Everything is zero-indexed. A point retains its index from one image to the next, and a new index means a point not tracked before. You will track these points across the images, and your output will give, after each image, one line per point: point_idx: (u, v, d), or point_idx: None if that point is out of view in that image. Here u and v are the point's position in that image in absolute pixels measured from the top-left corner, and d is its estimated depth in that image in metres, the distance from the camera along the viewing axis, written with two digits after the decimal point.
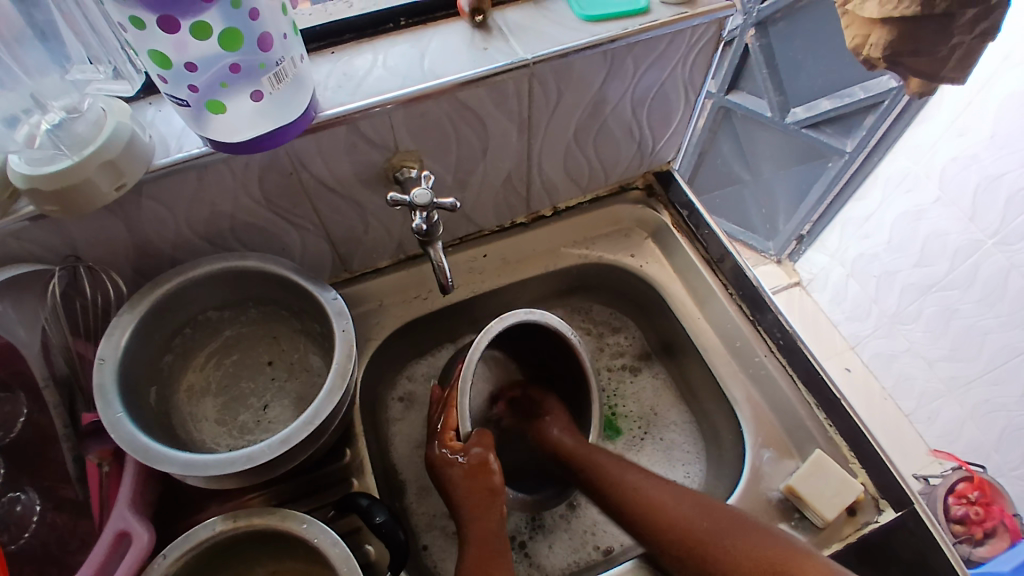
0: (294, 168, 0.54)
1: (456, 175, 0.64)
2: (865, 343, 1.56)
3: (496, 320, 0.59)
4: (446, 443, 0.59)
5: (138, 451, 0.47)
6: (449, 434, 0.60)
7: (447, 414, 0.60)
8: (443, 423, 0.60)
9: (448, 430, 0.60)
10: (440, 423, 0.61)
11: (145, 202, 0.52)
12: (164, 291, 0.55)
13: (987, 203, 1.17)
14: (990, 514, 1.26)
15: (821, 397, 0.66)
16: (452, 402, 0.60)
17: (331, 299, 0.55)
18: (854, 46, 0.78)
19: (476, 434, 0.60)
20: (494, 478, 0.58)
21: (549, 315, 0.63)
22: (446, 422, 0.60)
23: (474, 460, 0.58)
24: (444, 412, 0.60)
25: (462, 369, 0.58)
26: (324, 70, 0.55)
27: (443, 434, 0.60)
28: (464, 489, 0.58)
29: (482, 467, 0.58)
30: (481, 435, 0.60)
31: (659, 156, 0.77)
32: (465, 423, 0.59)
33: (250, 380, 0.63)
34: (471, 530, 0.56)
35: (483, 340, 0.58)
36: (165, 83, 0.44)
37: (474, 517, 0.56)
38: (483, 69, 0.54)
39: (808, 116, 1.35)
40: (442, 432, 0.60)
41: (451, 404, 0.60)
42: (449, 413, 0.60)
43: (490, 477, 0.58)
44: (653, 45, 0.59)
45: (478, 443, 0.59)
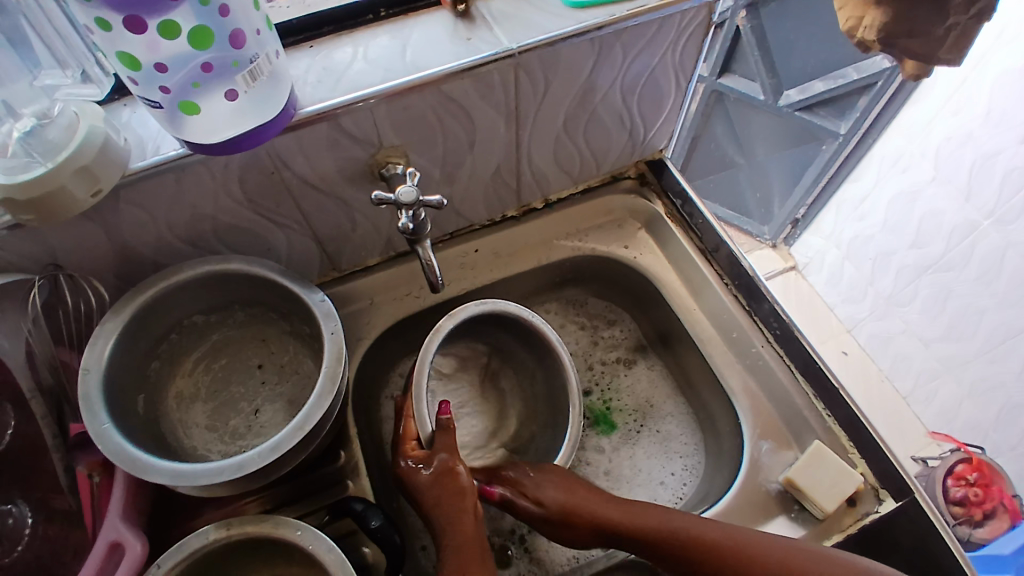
0: (275, 167, 0.53)
1: (443, 170, 0.63)
2: (861, 326, 1.56)
3: (447, 318, 0.59)
4: (409, 452, 0.58)
5: (125, 463, 0.46)
6: (409, 443, 0.59)
7: (405, 424, 0.59)
8: (403, 433, 0.59)
9: (408, 439, 0.59)
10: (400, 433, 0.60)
11: (123, 207, 0.51)
12: (147, 298, 0.53)
13: (983, 181, 1.16)
14: (990, 495, 1.26)
15: (818, 386, 0.65)
16: (410, 410, 0.59)
17: (318, 300, 0.54)
18: (847, 29, 0.75)
19: (437, 437, 0.58)
20: (464, 480, 0.56)
21: (501, 303, 0.61)
22: (406, 432, 0.59)
23: (438, 466, 0.56)
24: (403, 423, 0.59)
25: (416, 373, 0.57)
26: (303, 65, 0.54)
27: (404, 445, 0.59)
28: (433, 497, 0.56)
29: (449, 472, 0.56)
30: (444, 437, 0.58)
31: (651, 144, 0.75)
32: (423, 429, 0.57)
33: (239, 384, 0.62)
34: (450, 535, 0.54)
35: (433, 339, 0.58)
36: (137, 85, 0.42)
37: (450, 522, 0.55)
38: (467, 61, 0.52)
39: (801, 98, 1.33)
40: (404, 441, 0.59)
41: (410, 413, 0.59)
42: (408, 422, 0.59)
43: (458, 479, 0.56)
44: (642, 31, 0.57)
45: (443, 447, 0.57)
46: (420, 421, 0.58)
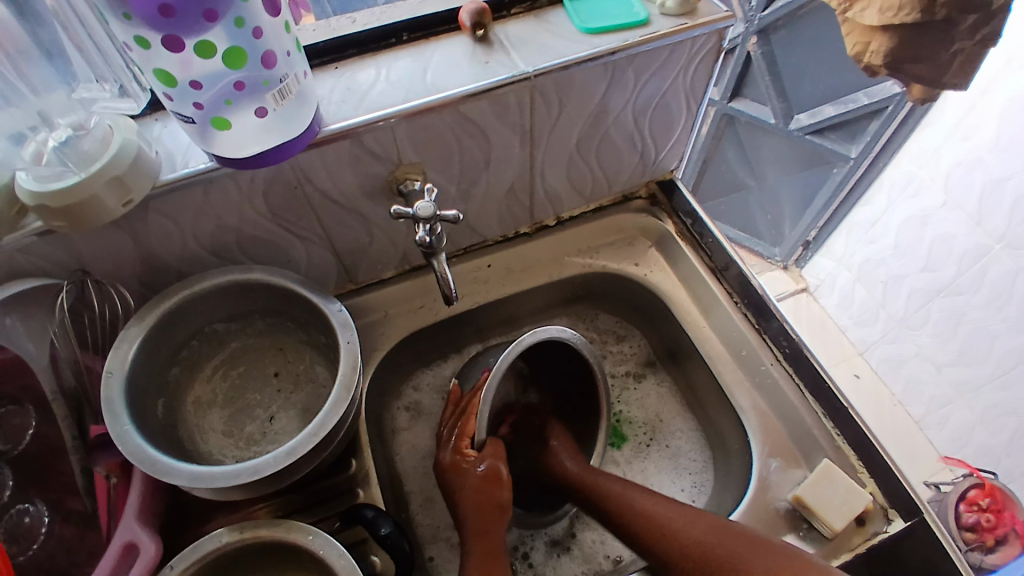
0: (299, 181, 0.55)
1: (459, 187, 0.65)
2: (873, 349, 1.56)
3: (529, 334, 0.59)
4: (461, 450, 0.60)
5: (145, 463, 0.48)
6: (464, 442, 0.60)
7: (465, 423, 0.60)
8: (460, 430, 0.60)
9: (464, 437, 0.60)
10: (455, 431, 0.61)
11: (152, 217, 0.53)
12: (170, 305, 0.55)
13: (994, 206, 1.16)
14: (1002, 521, 1.23)
15: (828, 406, 0.65)
16: (473, 410, 0.60)
17: (336, 310, 0.56)
18: (855, 54, 0.78)
19: (490, 446, 0.60)
20: (504, 492, 0.58)
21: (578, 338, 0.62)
22: (463, 429, 0.60)
23: (487, 471, 0.59)
24: (462, 421, 0.61)
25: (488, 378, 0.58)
26: (328, 84, 0.56)
27: (459, 440, 0.60)
28: (474, 500, 0.58)
29: (494, 480, 0.58)
30: (495, 447, 0.61)
31: (662, 165, 0.77)
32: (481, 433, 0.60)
33: (256, 392, 0.64)
34: (476, 544, 0.56)
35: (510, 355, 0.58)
36: (171, 101, 0.44)
37: (479, 530, 0.56)
38: (486, 83, 0.55)
39: (812, 122, 1.35)
40: (458, 439, 0.60)
41: (471, 413, 0.61)
42: (466, 420, 0.61)
43: (500, 491, 0.58)
44: (654, 56, 0.59)
45: (491, 454, 0.60)
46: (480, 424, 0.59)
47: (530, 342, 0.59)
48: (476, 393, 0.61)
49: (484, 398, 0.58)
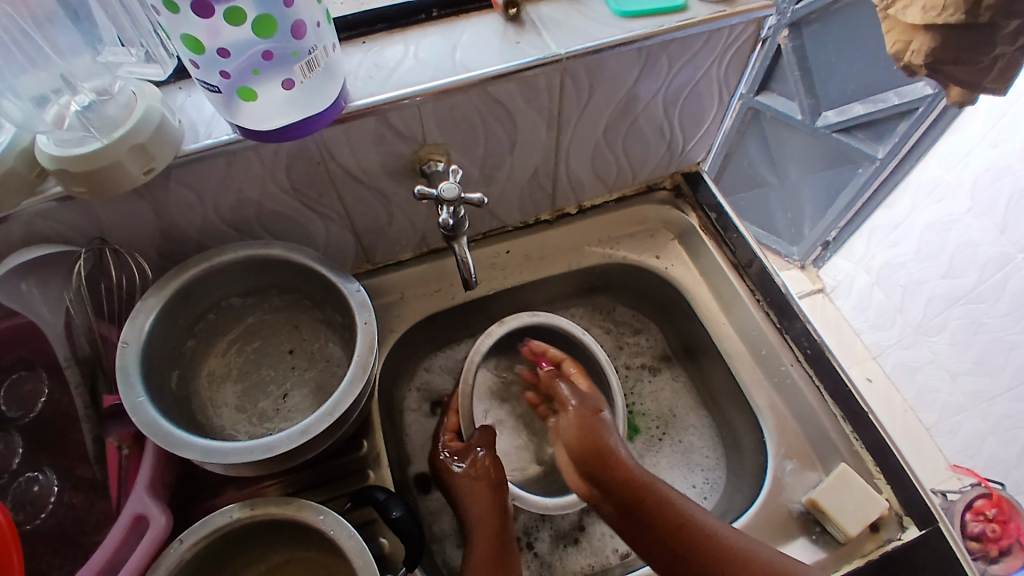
0: (322, 157, 0.54)
1: (482, 170, 0.64)
2: (887, 354, 1.54)
3: (499, 324, 0.65)
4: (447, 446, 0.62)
5: (159, 436, 0.47)
6: (449, 435, 0.63)
7: (449, 419, 0.64)
8: (446, 426, 0.64)
9: (449, 432, 0.63)
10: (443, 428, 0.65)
11: (173, 187, 0.52)
12: (189, 277, 0.55)
13: (1020, 214, 1.14)
14: (1007, 532, 1.23)
15: (848, 411, 0.64)
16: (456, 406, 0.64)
17: (354, 290, 0.55)
18: (894, 53, 0.75)
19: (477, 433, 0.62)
20: (496, 476, 0.59)
21: (554, 316, 0.67)
22: (448, 425, 0.64)
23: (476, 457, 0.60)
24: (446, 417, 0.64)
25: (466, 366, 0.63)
26: (355, 59, 0.55)
27: (444, 437, 0.63)
28: (467, 486, 0.59)
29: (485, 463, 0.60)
30: (483, 433, 0.62)
31: (689, 156, 0.75)
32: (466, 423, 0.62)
33: (271, 368, 0.63)
34: (477, 527, 0.55)
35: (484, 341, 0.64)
36: (197, 69, 0.43)
37: (481, 515, 0.56)
38: (515, 64, 0.53)
39: (839, 120, 1.32)
40: (445, 435, 0.64)
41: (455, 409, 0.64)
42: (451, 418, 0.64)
43: (493, 471, 0.59)
44: (689, 43, 0.57)
45: (480, 440, 0.61)
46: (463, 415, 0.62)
47: (517, 326, 0.66)
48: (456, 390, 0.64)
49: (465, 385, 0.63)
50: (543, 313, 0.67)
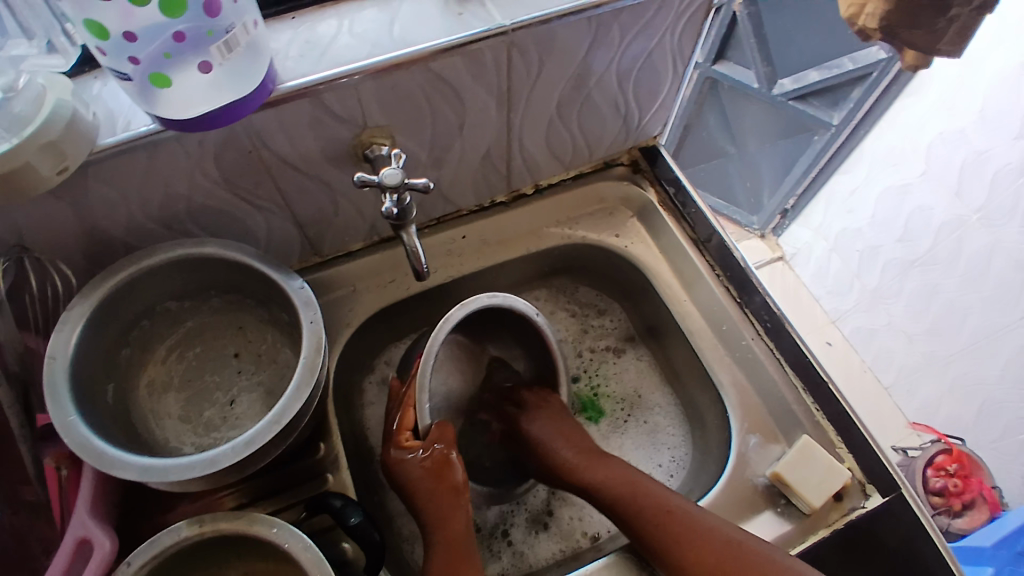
0: (253, 145, 0.50)
1: (431, 152, 0.61)
2: (846, 318, 1.56)
3: (459, 307, 0.56)
4: (402, 445, 0.55)
5: (92, 457, 0.44)
6: (405, 435, 0.56)
7: (403, 415, 0.55)
8: (398, 424, 0.56)
9: (404, 430, 0.55)
10: (395, 423, 0.56)
11: (91, 186, 0.48)
12: (117, 283, 0.50)
13: (974, 178, 1.15)
14: (970, 487, 1.27)
15: (809, 383, 0.64)
16: (412, 401, 0.55)
17: (297, 287, 0.52)
18: (849, 16, 0.73)
19: (435, 429, 0.56)
20: (455, 477, 0.55)
21: (513, 297, 0.59)
22: (402, 423, 0.56)
23: (435, 458, 0.55)
24: (401, 411, 0.56)
25: (422, 362, 0.53)
26: (284, 37, 0.51)
27: (398, 436, 0.56)
28: (426, 489, 0.54)
29: (445, 464, 0.55)
30: (441, 429, 0.56)
31: (646, 130, 0.73)
32: (422, 419, 0.54)
33: (215, 373, 0.60)
34: (438, 533, 0.53)
35: (442, 329, 0.54)
36: (105, 56, 0.39)
37: (439, 519, 0.53)
38: (458, 37, 0.50)
39: (795, 87, 1.32)
40: (398, 433, 0.56)
41: (410, 403, 0.56)
42: (405, 412, 0.56)
43: (454, 473, 0.55)
44: (640, 11, 0.55)
45: (439, 438, 0.55)
46: (419, 413, 0.54)
47: (472, 309, 0.57)
48: (412, 379, 0.55)
49: (421, 383, 0.54)
50: (502, 294, 0.59)
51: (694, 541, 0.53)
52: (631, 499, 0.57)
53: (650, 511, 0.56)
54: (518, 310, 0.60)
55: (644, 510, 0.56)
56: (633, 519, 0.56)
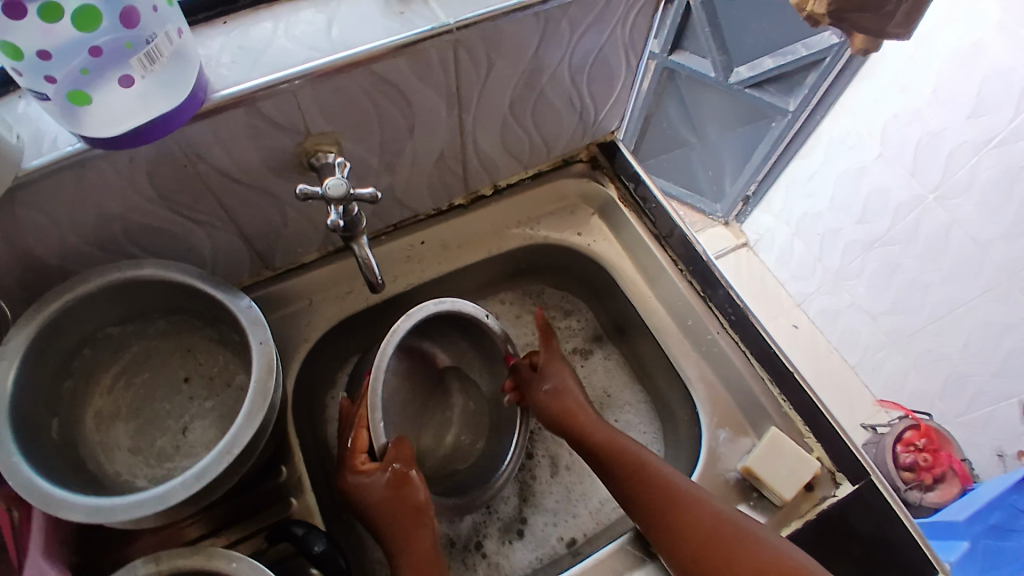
0: (188, 159, 0.47)
1: (382, 157, 0.59)
2: (810, 300, 1.58)
3: (404, 319, 0.56)
4: (358, 468, 0.54)
5: (36, 500, 0.41)
6: (359, 458, 0.54)
7: (356, 437, 0.54)
8: (352, 446, 0.54)
9: (358, 453, 0.54)
10: (349, 446, 0.55)
11: (18, 212, 0.44)
12: (54, 311, 0.47)
13: (929, 159, 1.17)
14: (940, 461, 1.29)
15: (775, 373, 0.64)
16: (364, 421, 0.55)
17: (245, 306, 0.50)
18: (797, 4, 0.71)
19: (391, 447, 0.54)
20: (417, 495, 0.53)
21: (460, 302, 0.59)
22: (356, 444, 0.54)
23: (393, 478, 0.53)
24: (352, 434, 0.55)
25: (371, 379, 0.53)
26: (216, 43, 0.48)
27: (353, 459, 0.54)
28: (387, 513, 0.53)
29: (404, 483, 0.53)
30: (399, 446, 0.54)
31: (604, 125, 0.72)
32: (377, 438, 0.53)
33: (165, 400, 0.57)
34: (403, 556, 0.52)
35: (390, 341, 0.54)
36: (20, 76, 0.36)
37: (403, 541, 0.52)
38: (401, 37, 0.48)
39: (751, 75, 1.33)
40: (353, 456, 0.54)
41: (362, 423, 0.55)
42: (357, 434, 0.55)
43: (415, 493, 0.53)
44: (591, 4, 0.54)
45: (397, 457, 0.53)
46: (373, 433, 0.53)
47: (421, 318, 0.57)
48: (363, 398, 0.55)
49: (373, 399, 0.53)
50: (449, 301, 0.59)
51: (686, 514, 0.53)
52: (638, 482, 0.56)
53: (656, 496, 0.55)
54: (467, 314, 0.61)
55: (650, 495, 0.55)
56: (641, 505, 0.55)
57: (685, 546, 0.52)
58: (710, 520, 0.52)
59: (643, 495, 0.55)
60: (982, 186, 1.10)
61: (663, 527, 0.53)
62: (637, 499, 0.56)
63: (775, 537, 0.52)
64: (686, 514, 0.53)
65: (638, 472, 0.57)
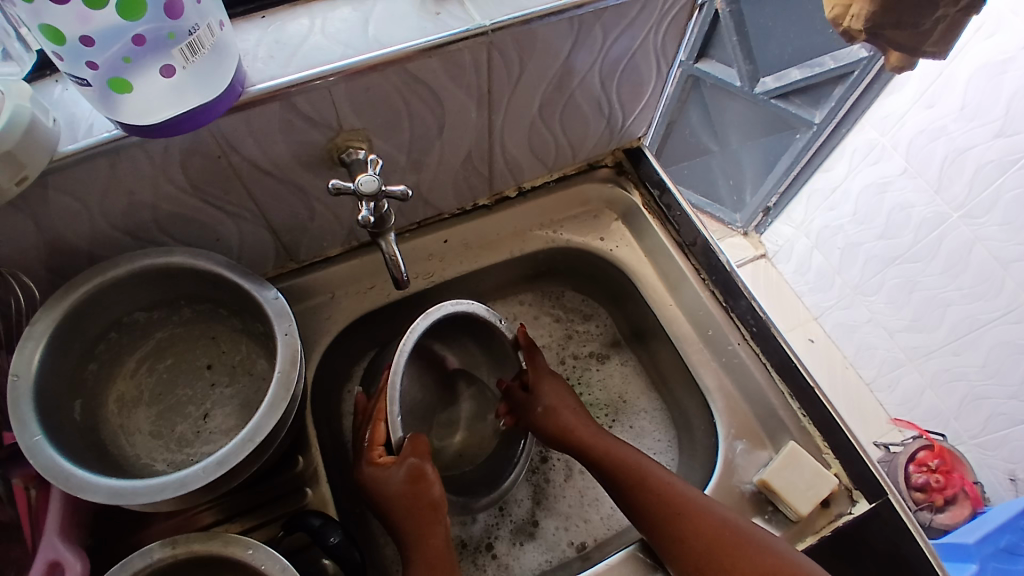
0: (222, 150, 0.48)
1: (410, 155, 0.59)
2: (828, 313, 1.57)
3: (421, 317, 0.56)
4: (375, 461, 0.54)
5: (59, 480, 0.42)
6: (376, 451, 0.54)
7: (373, 431, 0.55)
8: (369, 439, 0.55)
9: (375, 446, 0.54)
10: (366, 439, 0.55)
11: (52, 197, 0.45)
12: (82, 295, 0.48)
13: (954, 175, 1.16)
14: (951, 482, 1.28)
15: (795, 387, 0.63)
16: (381, 415, 0.55)
17: (272, 298, 0.50)
18: (833, 17, 0.73)
19: (408, 444, 0.54)
20: (432, 492, 0.53)
21: (475, 304, 0.60)
22: (373, 438, 0.55)
23: (411, 472, 0.53)
24: (371, 427, 0.55)
25: (390, 374, 0.53)
26: (253, 37, 0.49)
27: (370, 452, 0.54)
28: (403, 508, 0.53)
29: (420, 479, 0.53)
30: (415, 442, 0.55)
31: (630, 131, 0.72)
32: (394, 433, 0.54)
33: (187, 387, 0.57)
34: (417, 551, 0.52)
35: (407, 340, 0.54)
36: (62, 61, 0.37)
37: (418, 536, 0.52)
38: (436, 37, 0.48)
39: (777, 85, 1.33)
40: (370, 449, 0.54)
41: (380, 417, 0.55)
42: (375, 427, 0.55)
43: (430, 490, 0.53)
44: (624, 10, 0.54)
45: (413, 451, 0.54)
46: (390, 426, 0.53)
47: (438, 317, 0.57)
48: (382, 394, 0.55)
49: (391, 393, 0.53)
50: (465, 302, 0.59)
51: (695, 518, 0.53)
52: (645, 489, 0.56)
53: (660, 500, 0.55)
54: (481, 316, 0.61)
55: (653, 501, 0.55)
56: (644, 512, 0.55)
57: (694, 549, 0.52)
58: (716, 520, 0.53)
59: (645, 503, 0.56)
60: (1007, 207, 1.09)
61: (666, 532, 0.53)
62: (640, 506, 0.56)
63: (796, 555, 0.51)
64: (689, 517, 0.53)
65: (641, 479, 0.57)
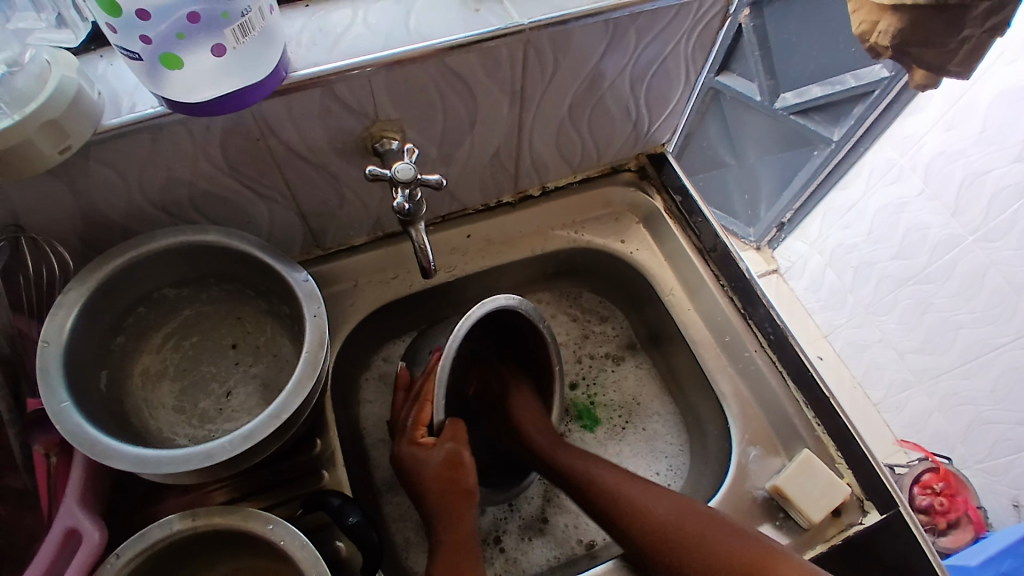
0: (261, 132, 0.49)
1: (440, 148, 0.60)
2: (838, 332, 1.56)
3: (476, 305, 0.54)
4: (417, 440, 0.55)
5: (84, 445, 0.42)
6: (420, 431, 0.55)
7: (420, 410, 0.56)
8: (415, 419, 0.56)
9: (420, 426, 0.55)
10: (410, 419, 0.56)
11: (93, 168, 0.46)
12: (114, 268, 0.49)
13: (971, 197, 1.17)
14: (955, 506, 1.27)
15: (810, 395, 0.64)
16: (430, 396, 0.56)
17: (302, 280, 0.51)
18: (861, 33, 0.73)
19: (450, 428, 0.55)
20: (466, 478, 0.54)
21: (520, 300, 0.58)
22: (419, 418, 0.56)
23: (449, 457, 0.54)
24: (416, 407, 0.56)
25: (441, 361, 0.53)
26: (297, 24, 0.50)
27: (414, 431, 0.55)
28: (435, 489, 0.54)
29: (458, 465, 0.54)
30: (455, 427, 0.56)
31: (655, 136, 0.73)
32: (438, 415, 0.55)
33: (211, 363, 0.59)
34: (444, 532, 0.52)
35: (457, 332, 0.53)
36: (114, 33, 0.38)
37: (449, 518, 0.53)
38: (475, 33, 0.49)
39: (797, 101, 1.33)
40: (414, 428, 0.56)
41: (428, 398, 0.56)
42: (421, 406, 0.56)
43: (466, 476, 0.54)
44: (659, 16, 0.55)
45: (452, 437, 0.55)
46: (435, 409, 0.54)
47: (483, 313, 0.55)
48: (433, 377, 0.56)
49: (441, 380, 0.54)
50: (505, 295, 0.57)
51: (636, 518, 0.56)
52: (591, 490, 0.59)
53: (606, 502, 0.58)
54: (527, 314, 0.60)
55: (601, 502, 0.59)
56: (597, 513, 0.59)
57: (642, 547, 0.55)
58: (657, 522, 0.55)
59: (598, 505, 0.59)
60: None
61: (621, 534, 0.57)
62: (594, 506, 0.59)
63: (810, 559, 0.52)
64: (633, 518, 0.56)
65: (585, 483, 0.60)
